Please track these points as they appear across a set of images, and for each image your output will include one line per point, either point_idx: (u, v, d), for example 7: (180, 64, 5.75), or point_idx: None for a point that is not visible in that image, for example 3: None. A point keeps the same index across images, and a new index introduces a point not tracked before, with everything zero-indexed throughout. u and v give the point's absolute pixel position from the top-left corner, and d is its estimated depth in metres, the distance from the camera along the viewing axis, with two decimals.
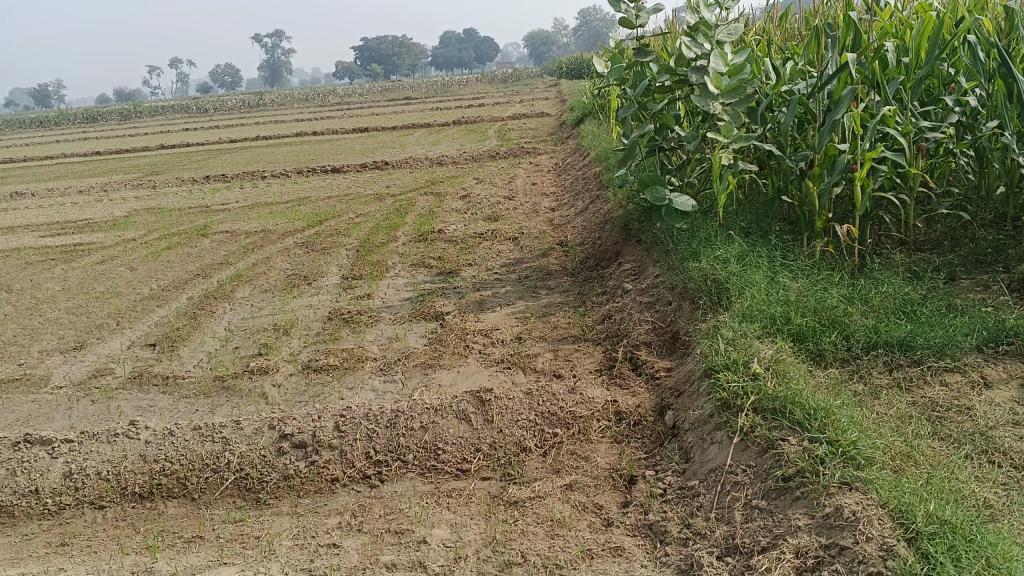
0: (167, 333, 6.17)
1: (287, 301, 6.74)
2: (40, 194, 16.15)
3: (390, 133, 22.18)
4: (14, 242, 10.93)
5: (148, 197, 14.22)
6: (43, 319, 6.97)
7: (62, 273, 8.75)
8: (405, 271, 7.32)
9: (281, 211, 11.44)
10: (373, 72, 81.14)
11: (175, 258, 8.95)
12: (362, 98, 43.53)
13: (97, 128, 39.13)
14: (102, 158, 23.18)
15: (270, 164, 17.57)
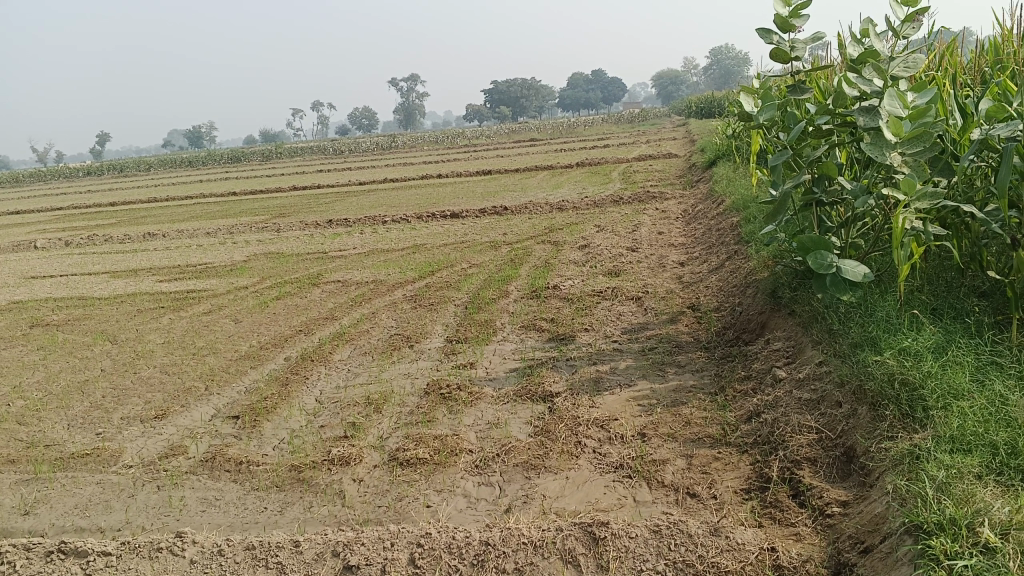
0: (253, 403, 5.63)
1: (383, 367, 6.09)
2: (172, 236, 16.52)
3: (513, 176, 21.76)
4: (135, 287, 10.95)
5: (269, 241, 14.19)
6: (136, 379, 6.63)
7: (169, 323, 8.52)
8: (515, 334, 6.55)
9: (394, 260, 10.98)
10: (501, 113, 82.22)
11: (279, 310, 8.57)
12: (487, 140, 43.70)
13: (237, 168, 40.89)
14: (235, 199, 23.86)
15: (392, 208, 17.39)
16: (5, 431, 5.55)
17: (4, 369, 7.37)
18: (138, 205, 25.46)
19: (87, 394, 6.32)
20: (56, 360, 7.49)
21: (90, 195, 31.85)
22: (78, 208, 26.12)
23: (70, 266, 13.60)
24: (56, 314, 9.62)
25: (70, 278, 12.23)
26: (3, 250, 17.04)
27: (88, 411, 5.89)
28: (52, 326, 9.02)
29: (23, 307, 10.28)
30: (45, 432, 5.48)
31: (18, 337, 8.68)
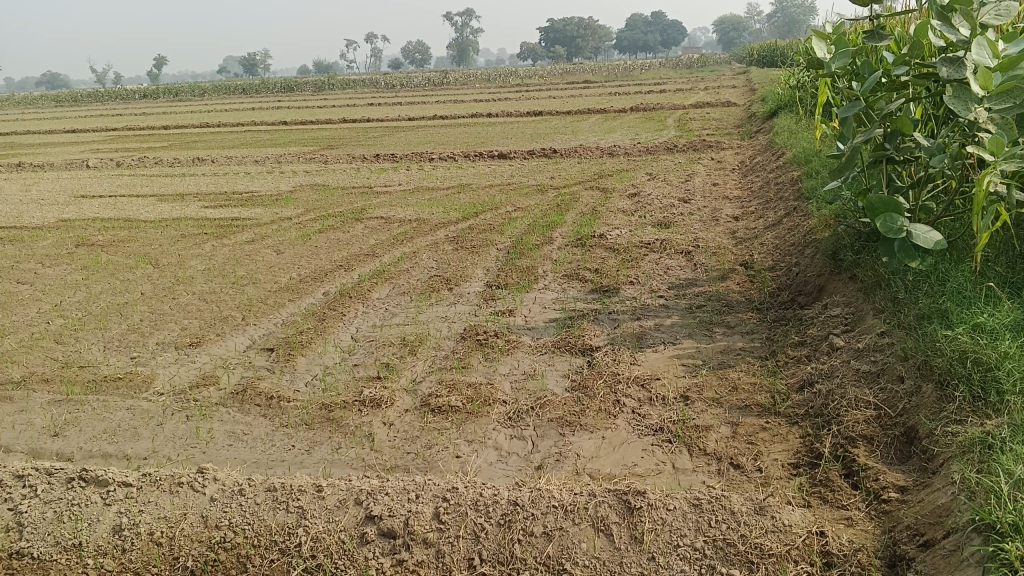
0: (288, 337, 5.55)
1: (421, 308, 5.94)
2: (220, 162, 16.50)
3: (564, 118, 21.32)
4: (180, 211, 10.94)
5: (315, 172, 14.07)
6: (174, 304, 6.59)
7: (210, 250, 8.47)
8: (558, 283, 6.34)
9: (439, 198, 10.79)
10: (557, 54, 80.66)
11: (321, 243, 8.47)
12: (541, 80, 42.91)
13: (289, 98, 40.84)
14: (286, 128, 23.80)
15: (440, 145, 17.15)
16: (42, 350, 5.54)
17: (47, 287, 7.40)
18: (189, 130, 25.54)
19: (125, 317, 6.29)
20: (98, 281, 7.50)
21: (144, 117, 32.05)
22: (131, 130, 26.31)
23: (119, 187, 13.68)
24: (101, 235, 9.65)
25: (118, 199, 12.28)
26: (56, 167, 17.21)
27: (125, 335, 5.86)
28: (96, 246, 9.04)
29: (70, 225, 10.34)
30: (81, 353, 5.47)
31: (64, 255, 8.72)
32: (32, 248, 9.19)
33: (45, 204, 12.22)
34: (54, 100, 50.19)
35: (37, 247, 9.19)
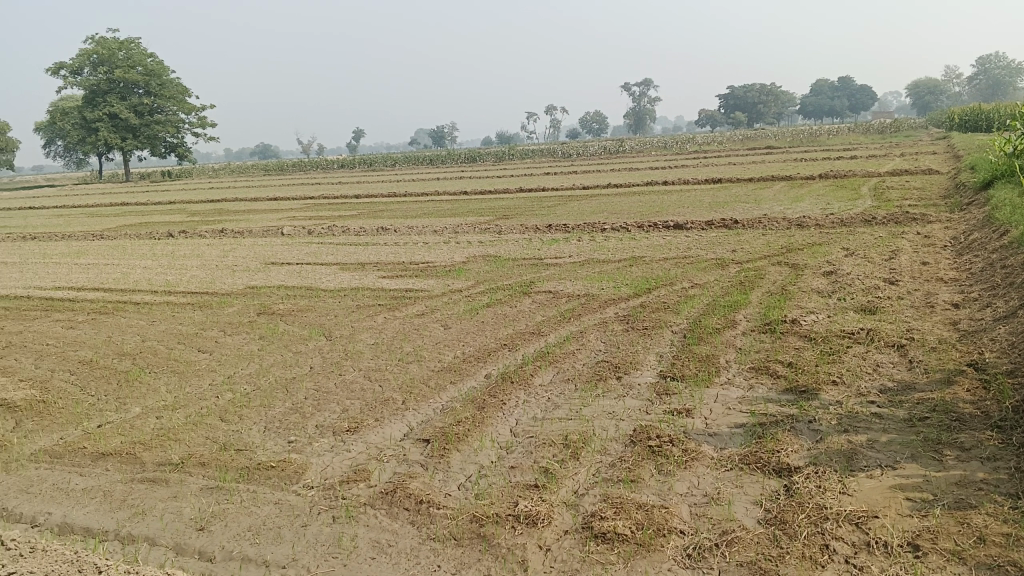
0: (446, 426, 5.10)
1: (588, 399, 5.40)
2: (400, 231, 16.90)
3: (746, 186, 20.40)
4: (357, 281, 11.08)
5: (489, 242, 14.01)
6: (337, 381, 6.41)
7: (380, 323, 8.36)
8: (742, 378, 5.62)
9: (611, 272, 10.29)
10: (738, 119, 79.09)
11: (488, 318, 8.19)
12: (721, 145, 41.85)
13: (471, 167, 42.24)
14: (465, 198, 24.34)
15: (615, 214, 16.76)
16: (206, 428, 5.48)
17: (223, 357, 7.51)
18: (375, 198, 26.69)
19: (289, 394, 6.18)
20: (270, 353, 7.52)
21: (337, 186, 34.05)
22: (324, 198, 27.85)
23: (305, 254, 14.24)
24: (281, 303, 9.87)
25: (302, 267, 12.69)
26: (253, 234, 18.29)
27: (285, 414, 5.69)
28: (275, 315, 9.22)
29: (256, 292, 10.71)
30: (241, 435, 5.34)
31: (244, 323, 8.92)
32: (218, 315, 9.51)
33: (237, 270, 12.84)
34: (261, 169, 54.67)
35: (223, 314, 9.51)
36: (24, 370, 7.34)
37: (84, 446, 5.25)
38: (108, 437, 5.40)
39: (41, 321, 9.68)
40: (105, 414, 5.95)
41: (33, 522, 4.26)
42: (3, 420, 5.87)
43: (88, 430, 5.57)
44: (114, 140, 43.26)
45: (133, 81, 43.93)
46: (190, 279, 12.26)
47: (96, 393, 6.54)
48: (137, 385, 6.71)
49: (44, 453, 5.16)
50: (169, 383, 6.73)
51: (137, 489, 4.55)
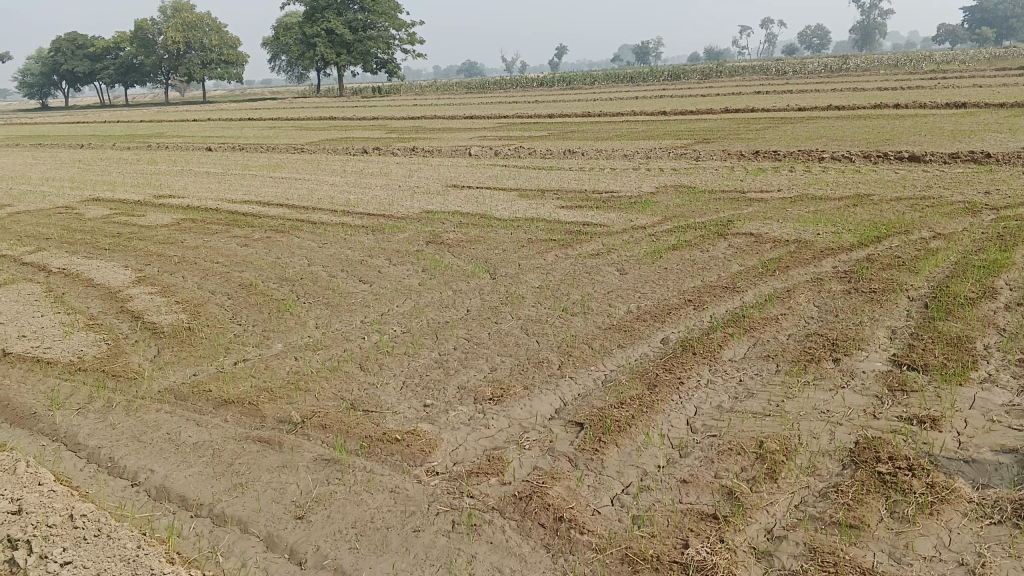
0: (605, 408, 4.11)
1: (792, 388, 4.22)
2: (590, 155, 15.78)
3: (998, 112, 17.39)
4: (536, 210, 10.17)
5: (686, 171, 12.60)
6: (491, 330, 5.57)
7: (551, 262, 7.43)
8: (1012, 377, 4.19)
9: (827, 212, 8.74)
10: (984, 36, 69.78)
11: (675, 263, 7.06)
12: (962, 65, 36.82)
13: (675, 86, 39.93)
14: (664, 119, 22.73)
15: (834, 141, 14.74)
16: (338, 378, 4.84)
17: (379, 290, 6.89)
18: (570, 118, 25.57)
19: (435, 340, 5.43)
20: (427, 288, 6.80)
21: (534, 105, 33.26)
22: (518, 118, 27.11)
23: (489, 177, 13.58)
24: (452, 232, 9.17)
25: (482, 191, 11.95)
26: (442, 154, 17.84)
27: (425, 367, 4.93)
28: (444, 245, 8.55)
29: (430, 217, 10.12)
30: (371, 390, 4.63)
31: (410, 253, 8.27)
32: (387, 241, 8.95)
33: (417, 191, 12.40)
34: (461, 87, 54.87)
35: (392, 241, 8.95)
36: (187, 292, 7.13)
37: (208, 389, 4.78)
38: (236, 381, 4.91)
39: (221, 237, 9.61)
40: (242, 351, 5.49)
41: (133, 481, 3.80)
42: (146, 349, 5.59)
43: (219, 370, 5.12)
44: (329, 55, 44.78)
45: None
46: (370, 199, 11.91)
47: (244, 323, 6.13)
48: (286, 317, 6.24)
49: (170, 394, 4.76)
50: (318, 317, 6.20)
51: (246, 452, 3.98)
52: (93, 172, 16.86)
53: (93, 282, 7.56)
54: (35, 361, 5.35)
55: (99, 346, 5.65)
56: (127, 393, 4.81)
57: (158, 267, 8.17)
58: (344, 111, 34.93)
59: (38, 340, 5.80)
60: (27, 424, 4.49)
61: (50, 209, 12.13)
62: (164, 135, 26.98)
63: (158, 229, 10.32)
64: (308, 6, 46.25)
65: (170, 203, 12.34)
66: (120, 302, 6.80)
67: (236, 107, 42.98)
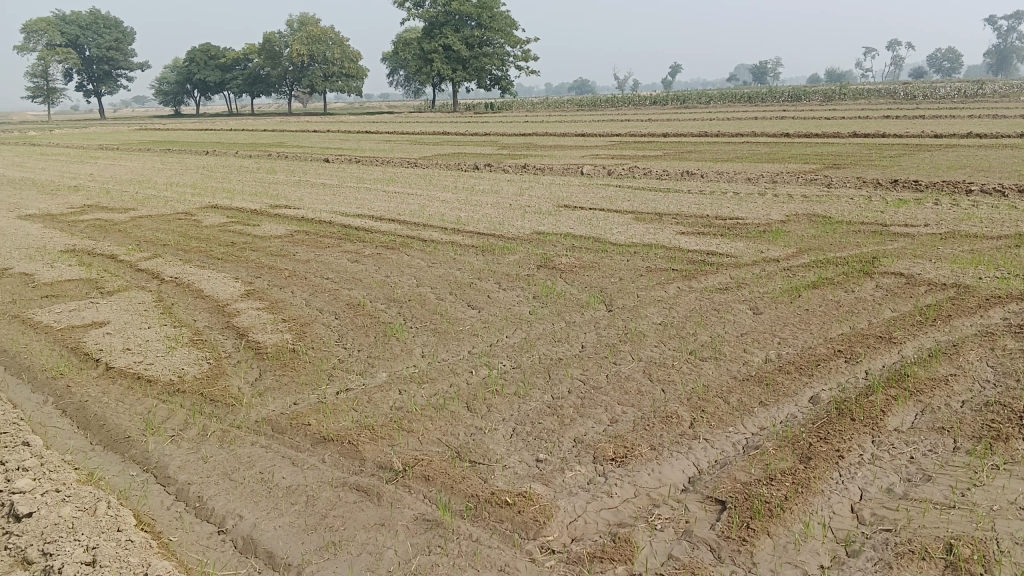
0: (749, 484, 3.52)
1: (980, 473, 3.53)
2: (710, 177, 15.04)
3: None
4: (654, 236, 9.56)
5: (817, 199, 11.71)
6: (611, 372, 5.03)
7: (674, 296, 6.82)
8: None
9: (986, 253, 7.82)
10: None
11: (815, 304, 6.36)
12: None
13: (797, 108, 38.40)
14: (787, 142, 21.68)
15: (983, 171, 13.53)
16: (444, 416, 4.41)
17: (489, 316, 6.45)
18: (686, 138, 24.75)
19: (549, 378, 4.94)
20: (539, 316, 6.32)
21: (647, 124, 32.53)
22: (632, 137, 26.45)
23: (604, 197, 13.06)
24: (565, 255, 8.67)
25: (596, 213, 11.42)
26: (554, 173, 17.40)
27: (538, 411, 4.44)
28: (557, 269, 8.07)
29: (543, 239, 9.68)
30: (480, 435, 4.18)
31: (520, 276, 7.81)
32: (498, 263, 8.54)
33: (530, 210, 12.01)
34: (573, 104, 54.52)
35: (502, 263, 8.54)
36: (293, 309, 6.90)
37: (306, 422, 4.43)
38: (336, 414, 4.55)
39: (331, 252, 9.45)
40: (344, 378, 5.14)
41: (220, 528, 3.46)
42: (247, 371, 5.33)
43: (319, 401, 4.78)
44: (445, 71, 45.35)
45: (467, 14, 45.36)
46: (481, 217, 11.59)
47: (348, 347, 5.80)
48: (391, 342, 5.89)
49: (267, 425, 4.44)
50: (425, 344, 5.81)
51: (341, 503, 3.59)
52: (215, 179, 17.27)
53: (202, 294, 7.45)
54: (136, 379, 5.17)
55: (201, 365, 5.44)
56: (222, 421, 4.52)
57: (267, 280, 8.02)
58: (458, 126, 35.17)
59: (142, 355, 5.64)
60: (120, 450, 4.25)
61: (170, 215, 12.33)
62: (284, 144, 27.66)
63: (270, 240, 10.26)
64: (427, 22, 46.96)
65: (284, 214, 12.35)
66: (226, 317, 6.63)
67: (353, 119, 44.03)
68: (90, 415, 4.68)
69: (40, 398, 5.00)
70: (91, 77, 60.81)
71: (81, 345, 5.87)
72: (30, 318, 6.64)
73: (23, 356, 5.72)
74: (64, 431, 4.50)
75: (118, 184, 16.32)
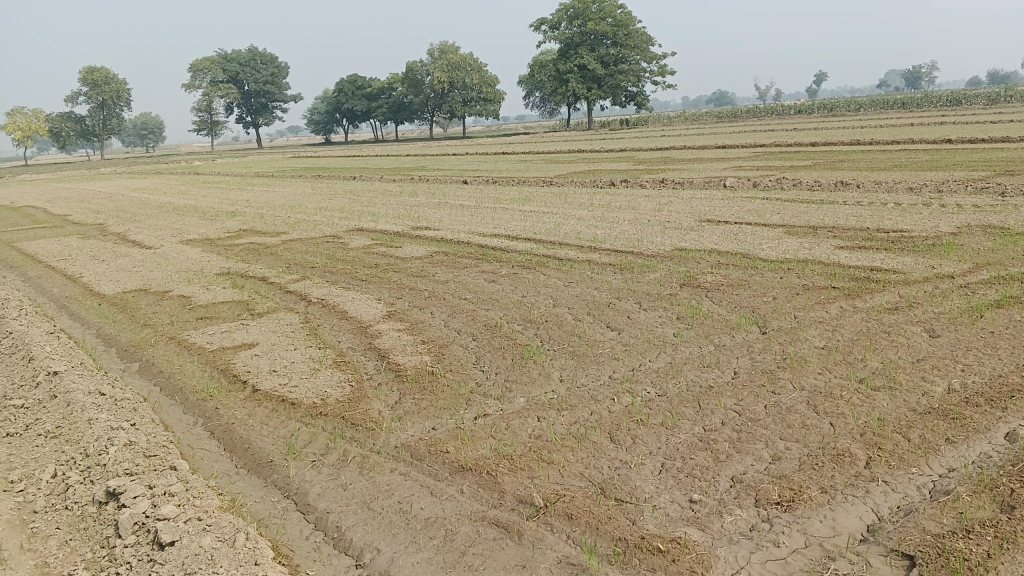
0: (944, 538, 3.07)
1: None
2: (866, 188, 14.07)
3: None
4: (808, 251, 8.94)
5: (992, 208, 10.67)
6: (769, 403, 4.62)
7: (835, 317, 6.27)
8: None
9: None
10: None
11: (1002, 326, 5.67)
12: None
13: (959, 112, 35.77)
14: (951, 148, 20.12)
15: None
16: (587, 446, 4.14)
17: (631, 337, 6.13)
18: (836, 148, 23.46)
19: (700, 408, 4.59)
20: (685, 338, 5.95)
21: (792, 133, 31.15)
22: (776, 148, 25.36)
23: (750, 211, 12.44)
24: (711, 273, 8.22)
25: (742, 228, 10.86)
26: (695, 187, 16.83)
27: (690, 444, 4.10)
28: (704, 287, 7.65)
29: (687, 256, 9.25)
30: (627, 469, 3.88)
31: (663, 295, 7.44)
32: (641, 281, 8.20)
33: (671, 226, 11.58)
34: (712, 116, 53.17)
35: (645, 281, 8.20)
36: (433, 330, 6.83)
37: (444, 448, 4.27)
38: (474, 440, 4.36)
39: (470, 272, 9.40)
40: (483, 402, 4.96)
41: (357, 562, 3.34)
42: (387, 394, 5.26)
43: (458, 426, 4.61)
44: (580, 90, 45.32)
45: (602, 32, 45.20)
46: (620, 234, 11.27)
47: (487, 370, 5.63)
48: (531, 364, 5.68)
49: (406, 452, 4.31)
50: (566, 366, 5.56)
51: (481, 538, 3.38)
52: (360, 203, 17.78)
53: (346, 315, 7.52)
54: (280, 402, 5.20)
55: (343, 388, 5.42)
56: (362, 446, 4.44)
57: (408, 302, 8.03)
58: (594, 143, 34.96)
59: (286, 377, 5.68)
60: (263, 474, 4.24)
61: (317, 238, 12.71)
62: (425, 167, 28.29)
63: (411, 261, 10.34)
64: (561, 42, 47.15)
65: (424, 235, 12.47)
66: (368, 339, 6.63)
67: (491, 141, 44.70)
68: (236, 438, 4.72)
69: (191, 420, 5.11)
70: (250, 109, 64.81)
71: (231, 367, 5.99)
72: (186, 339, 6.89)
73: (178, 377, 5.89)
74: (211, 454, 4.55)
75: (270, 210, 17.08)
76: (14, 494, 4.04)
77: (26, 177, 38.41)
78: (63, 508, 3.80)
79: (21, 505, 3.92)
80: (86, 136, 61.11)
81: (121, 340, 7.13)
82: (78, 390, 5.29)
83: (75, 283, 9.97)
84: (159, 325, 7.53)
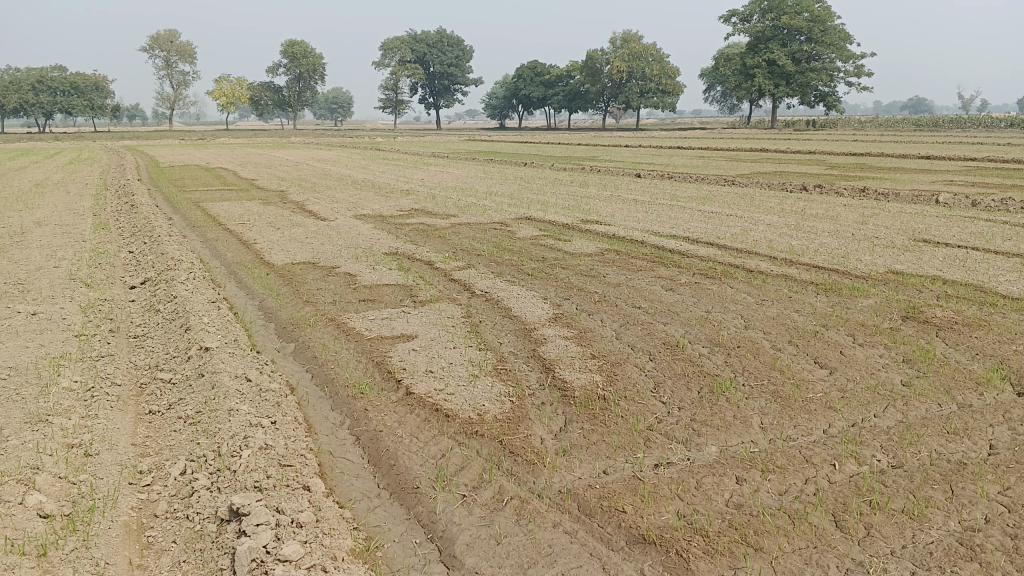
0: None
1: None
2: None
3: None
4: None
5: None
6: None
7: None
8: None
9: None
10: None
11: None
12: None
13: None
14: None
15: None
16: (806, 531, 3.24)
17: (847, 380, 5.09)
18: None
19: (954, 494, 3.56)
20: (919, 391, 4.86)
21: (1009, 147, 27.96)
22: (993, 162, 22.71)
23: (972, 233, 10.84)
24: (937, 306, 6.96)
25: (967, 253, 9.39)
26: (901, 199, 15.12)
27: (948, 548, 3.12)
28: (931, 323, 6.43)
29: (903, 281, 7.99)
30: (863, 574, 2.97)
31: (881, 328, 6.30)
32: (850, 306, 7.07)
33: (878, 243, 10.24)
34: (911, 123, 49.11)
35: (854, 307, 7.05)
36: (606, 342, 6.06)
37: (621, 505, 3.49)
38: (658, 498, 3.55)
39: (648, 276, 8.55)
40: (667, 446, 4.14)
41: None
42: (552, 418, 4.55)
43: (636, 473, 3.82)
44: (767, 86, 43.07)
45: (797, 28, 42.64)
46: (817, 247, 10.06)
47: (670, 401, 4.79)
48: (724, 400, 4.79)
49: (574, 501, 3.56)
50: (769, 408, 4.64)
51: None
52: (531, 190, 17.25)
53: (511, 313, 6.88)
54: (434, 411, 4.60)
55: (503, 403, 4.74)
56: (522, 485, 3.74)
57: (578, 304, 7.30)
58: (779, 144, 32.93)
59: (443, 382, 5.09)
60: (406, 503, 3.63)
61: (487, 223, 12.23)
62: (599, 158, 27.48)
63: (581, 257, 9.62)
64: (752, 36, 45.01)
65: (597, 229, 11.70)
66: (534, 345, 5.95)
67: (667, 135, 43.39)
68: (382, 451, 4.15)
69: (336, 421, 4.61)
70: (431, 90, 66.55)
71: (386, 361, 5.48)
72: (344, 323, 6.48)
73: (331, 366, 5.45)
74: (352, 468, 4.00)
75: (443, 190, 16.91)
76: (139, 489, 3.63)
77: (226, 141, 41.07)
78: (184, 517, 3.37)
79: (142, 504, 3.51)
80: (280, 106, 64.64)
81: (281, 316, 6.83)
82: (225, 372, 4.93)
83: (248, 249, 9.97)
84: (320, 303, 7.20)
